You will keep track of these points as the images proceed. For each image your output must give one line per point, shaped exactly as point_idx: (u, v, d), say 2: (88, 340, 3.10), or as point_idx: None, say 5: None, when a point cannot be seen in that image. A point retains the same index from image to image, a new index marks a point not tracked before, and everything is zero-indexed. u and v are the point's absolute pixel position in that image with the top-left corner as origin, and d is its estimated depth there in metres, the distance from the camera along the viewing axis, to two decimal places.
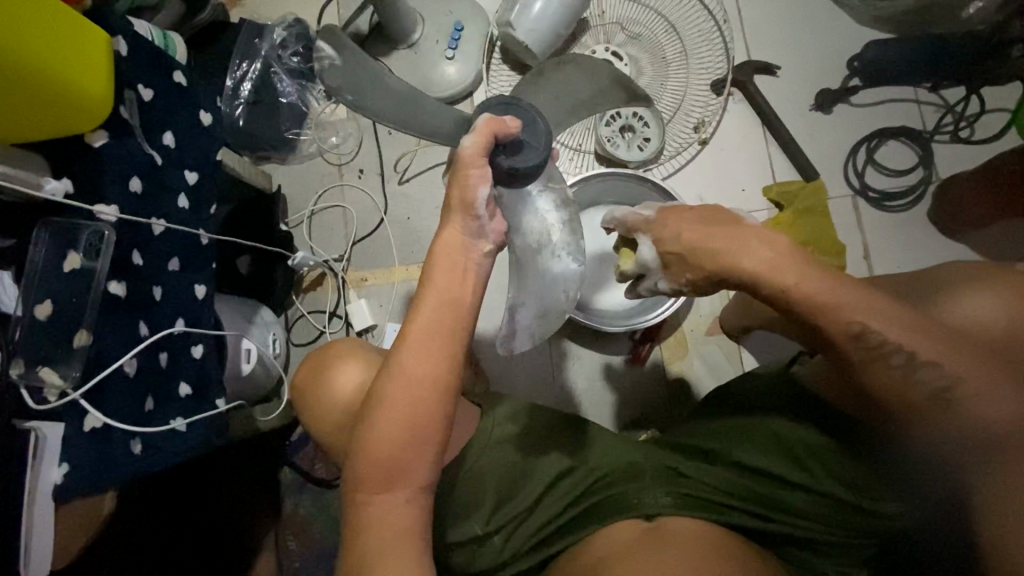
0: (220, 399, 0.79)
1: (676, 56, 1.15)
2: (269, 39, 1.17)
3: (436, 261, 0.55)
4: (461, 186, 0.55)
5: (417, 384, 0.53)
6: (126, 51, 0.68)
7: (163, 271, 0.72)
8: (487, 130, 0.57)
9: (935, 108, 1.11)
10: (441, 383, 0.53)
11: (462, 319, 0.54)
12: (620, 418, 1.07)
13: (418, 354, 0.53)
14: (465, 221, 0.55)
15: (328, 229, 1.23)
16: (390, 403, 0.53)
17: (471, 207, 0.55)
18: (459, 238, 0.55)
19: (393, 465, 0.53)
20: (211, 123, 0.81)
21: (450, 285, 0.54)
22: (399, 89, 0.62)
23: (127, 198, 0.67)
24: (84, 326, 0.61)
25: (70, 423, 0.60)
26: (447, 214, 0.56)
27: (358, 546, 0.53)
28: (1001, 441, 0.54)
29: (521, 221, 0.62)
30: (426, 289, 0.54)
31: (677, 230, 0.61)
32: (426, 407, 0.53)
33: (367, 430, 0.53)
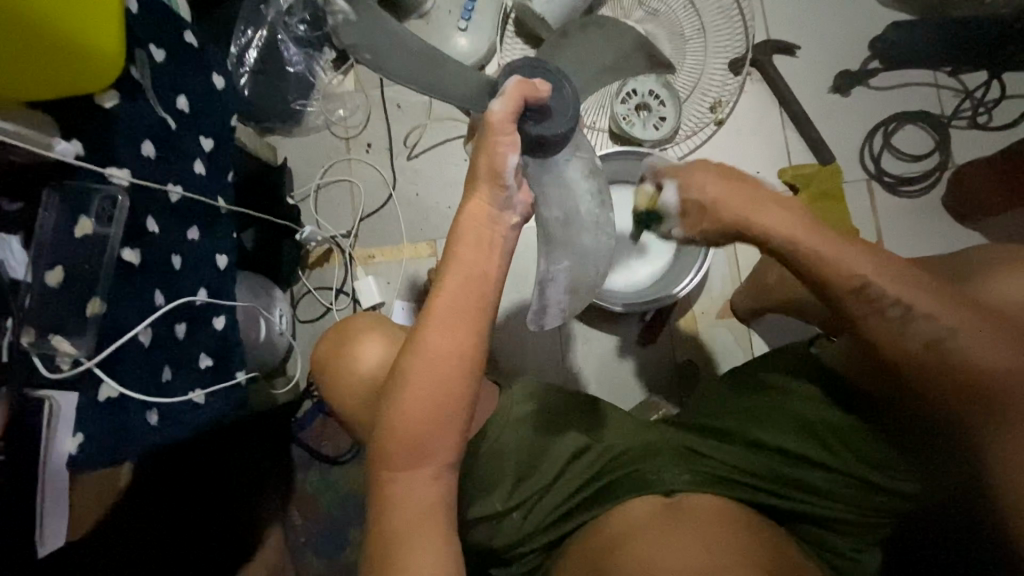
0: (240, 369, 0.79)
1: (694, 33, 1.13)
2: (275, 5, 1.13)
3: (461, 234, 0.53)
4: (489, 153, 0.53)
5: (441, 358, 0.52)
6: (136, 9, 0.65)
7: (185, 242, 0.71)
8: (516, 95, 0.55)
9: (954, 93, 1.10)
10: (466, 357, 0.52)
11: (486, 291, 0.53)
12: (629, 399, 1.07)
13: (443, 329, 0.52)
14: (493, 191, 0.53)
15: (335, 205, 1.21)
16: (417, 379, 0.52)
17: (499, 175, 0.53)
18: (485, 210, 0.53)
19: (419, 443, 0.52)
20: (224, 89, 0.80)
21: (475, 258, 0.53)
22: (419, 47, 0.59)
23: (139, 163, 0.65)
24: (97, 294, 0.59)
25: (84, 393, 0.58)
26: (474, 183, 0.54)
27: (384, 521, 0.53)
28: (1003, 399, 0.54)
29: (551, 192, 0.61)
30: (452, 261, 0.53)
31: (704, 182, 0.59)
32: (454, 383, 0.52)
33: (392, 406, 0.52)
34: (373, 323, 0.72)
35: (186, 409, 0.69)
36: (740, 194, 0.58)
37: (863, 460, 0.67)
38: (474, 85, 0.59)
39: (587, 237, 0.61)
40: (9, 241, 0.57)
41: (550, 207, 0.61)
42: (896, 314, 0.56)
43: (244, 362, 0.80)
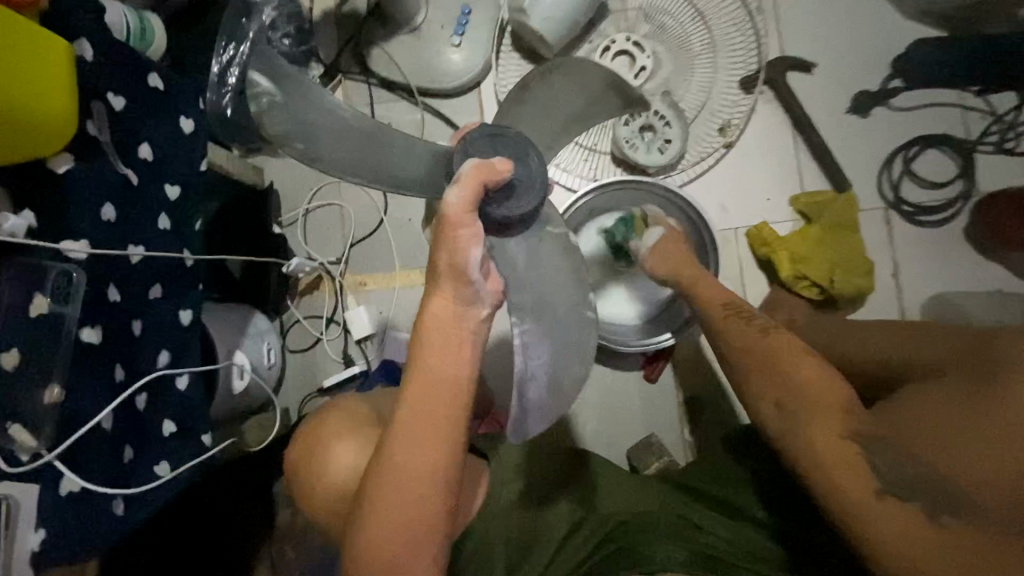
0: (207, 437, 0.72)
1: (703, 48, 1.05)
2: (257, 20, 1.02)
3: (425, 339, 0.48)
4: (449, 251, 0.47)
5: (412, 480, 0.49)
6: (92, 56, 0.61)
7: (146, 303, 0.65)
8: (489, 173, 0.51)
9: (980, 115, 1.03)
10: (436, 478, 0.49)
11: (457, 403, 0.48)
12: (630, 437, 1.03)
13: (413, 446, 0.48)
14: (459, 290, 0.48)
15: (324, 230, 1.15)
16: (390, 500, 0.49)
17: (464, 273, 0.47)
18: (451, 309, 0.48)
19: (397, 559, 0.51)
20: (193, 132, 0.72)
21: (442, 367, 0.48)
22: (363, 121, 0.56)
23: (97, 230, 0.59)
24: (55, 379, 0.55)
25: (45, 485, 0.55)
26: (436, 278, 0.48)
27: None
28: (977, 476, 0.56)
29: (532, 269, 0.58)
30: (417, 370, 0.48)
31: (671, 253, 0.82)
32: (430, 500, 0.50)
33: (363, 525, 0.50)
34: None
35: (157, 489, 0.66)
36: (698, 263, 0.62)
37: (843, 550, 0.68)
38: (430, 160, 0.58)
39: (566, 316, 0.57)
40: None
41: (525, 289, 0.56)
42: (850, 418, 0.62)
43: (211, 429, 0.72)
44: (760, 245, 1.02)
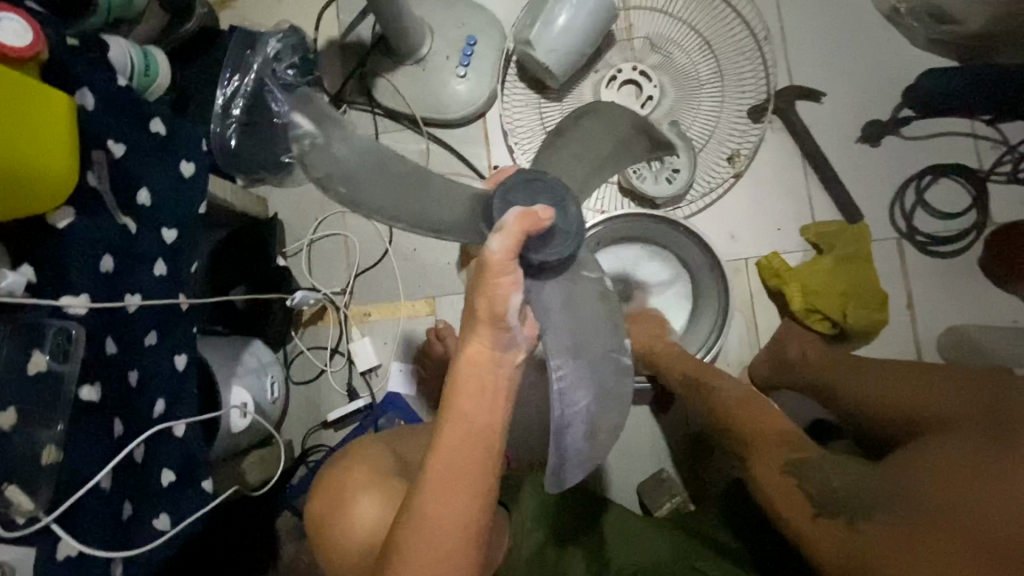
0: (208, 481, 0.68)
1: (710, 76, 1.05)
2: (263, 52, 1.06)
3: (459, 392, 0.46)
4: (489, 296, 0.46)
5: (443, 531, 0.47)
6: (92, 105, 0.60)
7: (141, 350, 0.62)
8: (524, 220, 0.48)
9: (992, 144, 1.01)
10: (467, 527, 0.48)
11: (490, 452, 0.47)
12: (639, 472, 1.01)
13: (443, 498, 0.47)
14: (495, 342, 0.47)
15: (328, 260, 1.14)
16: (419, 559, 0.47)
17: (502, 323, 0.46)
18: (487, 356, 0.47)
19: None
20: (193, 175, 0.69)
21: (476, 414, 0.47)
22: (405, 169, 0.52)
23: (98, 283, 0.58)
24: (50, 442, 0.54)
25: (41, 548, 0.53)
26: (471, 328, 0.47)
27: None
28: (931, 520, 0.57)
29: (570, 309, 0.53)
30: (450, 424, 0.47)
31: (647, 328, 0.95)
32: (460, 558, 0.48)
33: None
34: None
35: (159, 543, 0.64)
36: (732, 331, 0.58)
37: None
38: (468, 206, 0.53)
39: (601, 363, 0.53)
40: None
41: (560, 334, 0.51)
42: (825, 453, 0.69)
43: (209, 475, 0.68)
44: (771, 275, 1.00)
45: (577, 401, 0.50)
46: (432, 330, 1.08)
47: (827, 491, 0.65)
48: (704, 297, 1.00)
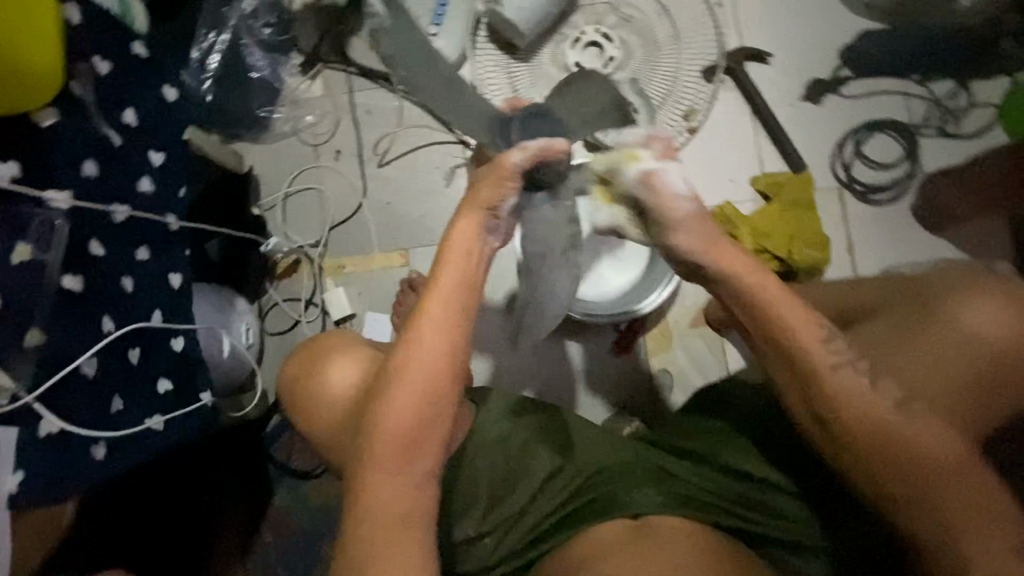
0: (202, 391, 0.79)
1: (667, 40, 1.10)
2: (238, 8, 1.08)
3: (450, 251, 0.61)
4: (494, 183, 0.63)
5: (433, 357, 0.58)
6: (78, 19, 0.63)
7: (134, 263, 0.69)
8: (539, 151, 0.64)
9: (923, 101, 1.10)
10: (452, 359, 0.58)
11: (470, 302, 0.60)
12: (605, 409, 1.06)
13: (437, 332, 0.58)
14: (482, 218, 0.63)
15: (304, 214, 1.15)
16: (411, 373, 0.57)
17: (486, 206, 0.63)
18: (474, 226, 0.62)
19: (408, 437, 0.56)
20: (177, 102, 0.76)
21: (462, 268, 0.60)
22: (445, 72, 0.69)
23: (78, 183, 0.62)
24: (35, 323, 0.57)
25: (23, 427, 0.56)
26: (465, 211, 0.63)
27: (357, 529, 0.54)
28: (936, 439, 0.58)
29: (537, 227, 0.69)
30: (444, 271, 0.60)
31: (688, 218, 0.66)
32: (443, 382, 0.58)
33: (385, 403, 0.57)
34: (344, 345, 0.74)
35: (140, 438, 0.68)
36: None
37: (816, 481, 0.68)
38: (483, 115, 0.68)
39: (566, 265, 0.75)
40: None
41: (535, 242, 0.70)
42: (860, 363, 0.61)
43: (206, 385, 0.79)
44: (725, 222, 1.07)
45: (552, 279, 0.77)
46: (404, 282, 1.09)
47: (883, 415, 0.58)
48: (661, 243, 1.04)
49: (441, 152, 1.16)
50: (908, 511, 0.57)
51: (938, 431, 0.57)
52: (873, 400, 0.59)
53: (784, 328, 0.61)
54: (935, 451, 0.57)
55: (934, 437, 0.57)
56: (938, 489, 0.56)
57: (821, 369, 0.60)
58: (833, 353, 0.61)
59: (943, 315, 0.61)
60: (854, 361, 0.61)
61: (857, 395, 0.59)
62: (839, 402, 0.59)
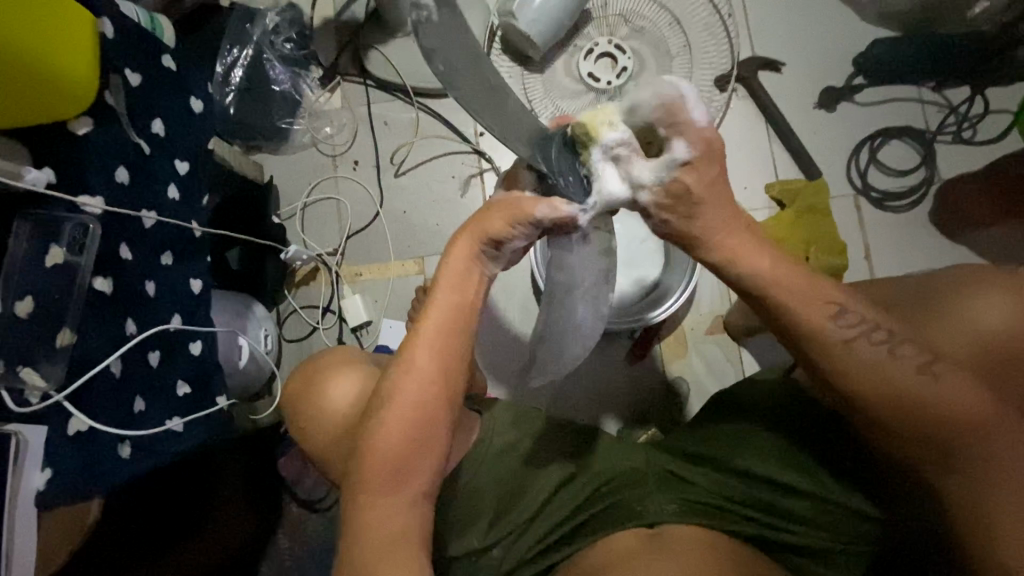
0: (218, 395, 0.82)
1: (680, 50, 1.11)
2: (261, 24, 1.12)
3: (442, 277, 0.55)
4: (504, 209, 0.55)
5: (427, 375, 0.53)
6: (112, 32, 0.64)
7: (157, 266, 0.71)
8: (568, 218, 0.54)
9: (938, 108, 1.10)
10: (445, 378, 0.54)
11: (467, 323, 0.55)
12: (620, 417, 1.05)
13: (432, 348, 0.54)
14: (480, 247, 0.56)
15: (322, 222, 1.17)
16: (403, 389, 0.53)
17: (488, 237, 0.55)
18: (471, 249, 0.56)
19: (402, 463, 0.52)
20: (200, 113, 0.79)
21: (458, 289, 0.55)
22: (491, 75, 0.51)
23: (112, 190, 0.65)
24: (67, 324, 0.61)
25: (53, 426, 0.59)
26: (457, 237, 0.56)
27: (353, 552, 0.50)
28: (975, 422, 0.52)
29: (567, 258, 0.60)
30: (437, 294, 0.55)
31: (709, 171, 0.52)
32: (433, 410, 0.53)
33: (377, 422, 0.53)
34: (342, 361, 0.74)
35: (162, 437, 0.71)
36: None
37: (836, 480, 0.66)
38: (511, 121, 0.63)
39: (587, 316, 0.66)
40: None
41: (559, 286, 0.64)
42: (879, 332, 0.54)
43: (221, 389, 0.82)
44: None
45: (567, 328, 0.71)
46: (420, 289, 1.10)
47: (903, 382, 0.53)
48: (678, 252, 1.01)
49: (455, 162, 1.18)
50: (950, 474, 0.54)
51: (963, 385, 0.53)
52: (894, 369, 0.54)
53: (785, 302, 0.54)
54: (969, 412, 0.52)
55: (959, 396, 0.53)
56: (974, 443, 0.53)
57: (829, 345, 0.54)
58: (847, 327, 0.54)
59: (960, 298, 0.58)
60: (871, 329, 0.54)
61: (877, 369, 0.54)
62: (848, 374, 0.54)
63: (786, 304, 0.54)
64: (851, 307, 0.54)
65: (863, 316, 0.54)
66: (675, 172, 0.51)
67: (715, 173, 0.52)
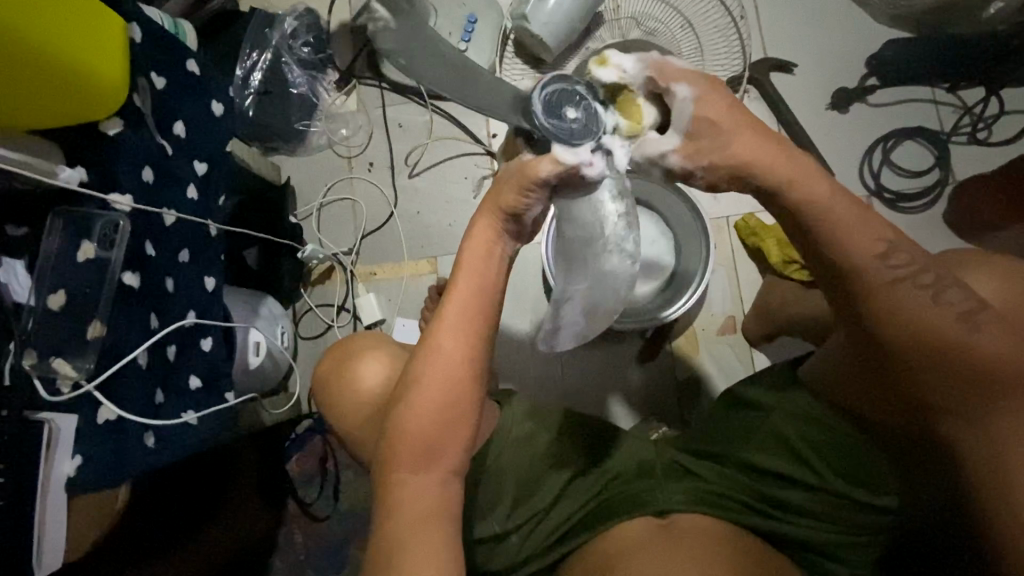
0: (228, 393, 0.83)
1: (691, 52, 1.12)
2: (280, 29, 1.15)
3: (467, 256, 0.55)
4: (523, 175, 0.52)
5: (454, 356, 0.53)
6: (141, 38, 0.66)
7: (176, 264, 0.74)
8: (571, 168, 0.52)
9: (953, 109, 1.10)
10: (472, 360, 0.54)
11: (488, 306, 0.55)
12: (632, 415, 1.06)
13: (458, 331, 0.53)
14: (503, 223, 0.55)
15: (338, 222, 1.19)
16: (431, 369, 0.53)
17: (504, 211, 0.54)
18: (494, 228, 0.55)
19: (432, 443, 0.52)
20: (223, 115, 0.80)
21: (477, 271, 0.55)
22: (456, 58, 0.55)
23: (139, 188, 0.68)
24: (97, 317, 0.63)
25: (83, 415, 0.61)
26: (478, 213, 0.55)
27: (386, 527, 0.51)
28: (989, 384, 0.50)
29: (574, 209, 0.56)
30: (460, 277, 0.55)
31: (726, 102, 0.52)
32: (461, 390, 0.53)
33: (404, 404, 0.53)
34: (368, 344, 0.76)
35: (184, 430, 0.73)
36: (776, 166, 0.51)
37: (840, 470, 0.66)
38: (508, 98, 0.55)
39: (612, 261, 0.57)
40: (14, 266, 0.62)
41: (570, 224, 0.57)
42: None
43: (231, 387, 0.84)
44: (749, 234, 1.07)
45: (601, 300, 0.58)
46: (433, 289, 1.10)
47: (944, 330, 0.51)
48: (688, 252, 1.02)
49: (469, 163, 1.19)
50: (956, 430, 0.53)
51: (986, 345, 0.50)
52: (930, 320, 0.51)
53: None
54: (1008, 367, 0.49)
55: (980, 349, 0.50)
56: (992, 406, 0.51)
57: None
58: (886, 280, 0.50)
59: None
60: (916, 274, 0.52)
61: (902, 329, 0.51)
62: None
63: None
64: (874, 269, 0.51)
65: (907, 265, 0.51)
66: (693, 108, 0.52)
67: (730, 102, 0.52)
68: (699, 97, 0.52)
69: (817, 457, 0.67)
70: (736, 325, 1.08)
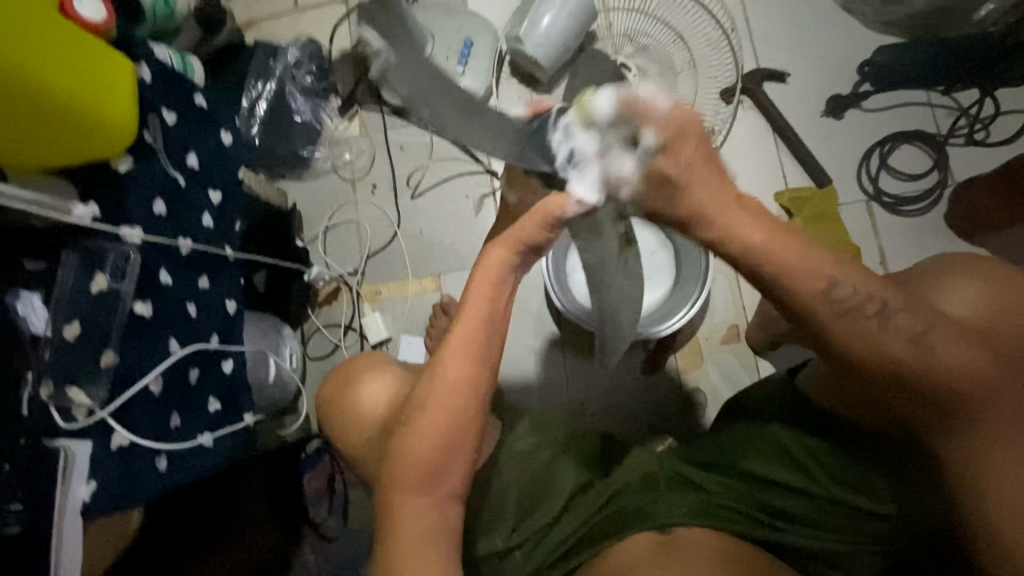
0: (246, 413, 0.86)
1: (684, 66, 1.11)
2: (283, 60, 1.19)
3: (474, 285, 0.55)
4: (540, 212, 0.53)
5: (458, 380, 0.54)
6: (149, 77, 0.70)
7: (198, 290, 0.78)
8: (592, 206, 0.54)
9: (948, 111, 1.10)
10: (476, 386, 0.55)
11: (494, 331, 0.56)
12: (636, 426, 1.06)
13: (461, 355, 0.54)
14: (515, 254, 0.55)
15: (343, 243, 1.22)
16: (435, 392, 0.54)
17: (521, 242, 0.54)
18: (504, 256, 0.55)
19: (435, 466, 0.53)
20: (232, 144, 0.83)
21: (484, 298, 0.55)
22: (462, 97, 0.50)
23: (150, 221, 0.70)
24: (109, 346, 0.65)
25: (96, 440, 0.64)
26: (489, 244, 0.56)
27: (390, 545, 0.53)
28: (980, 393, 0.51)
29: (589, 240, 0.60)
30: (465, 303, 0.55)
31: (689, 157, 0.51)
32: (464, 413, 0.54)
33: (409, 427, 0.55)
34: (375, 366, 0.77)
35: (197, 451, 0.75)
36: None
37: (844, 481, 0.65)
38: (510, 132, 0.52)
39: (618, 274, 0.63)
40: (31, 299, 0.65)
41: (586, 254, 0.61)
42: (872, 307, 0.52)
43: (249, 407, 0.86)
44: None
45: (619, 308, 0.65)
46: (438, 305, 1.12)
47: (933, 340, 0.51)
48: (688, 264, 1.02)
49: (469, 182, 1.22)
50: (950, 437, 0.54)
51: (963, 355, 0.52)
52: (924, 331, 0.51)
53: (788, 277, 0.52)
54: (986, 378, 0.51)
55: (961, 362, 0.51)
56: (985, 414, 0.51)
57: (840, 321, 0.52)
58: (843, 300, 0.52)
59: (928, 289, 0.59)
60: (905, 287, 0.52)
61: (884, 343, 0.52)
62: (854, 348, 0.53)
63: (810, 281, 0.52)
64: (857, 284, 0.52)
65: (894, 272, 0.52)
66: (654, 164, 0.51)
67: (694, 156, 0.51)
68: (664, 145, 0.51)
69: (821, 469, 0.66)
70: (739, 333, 1.08)
